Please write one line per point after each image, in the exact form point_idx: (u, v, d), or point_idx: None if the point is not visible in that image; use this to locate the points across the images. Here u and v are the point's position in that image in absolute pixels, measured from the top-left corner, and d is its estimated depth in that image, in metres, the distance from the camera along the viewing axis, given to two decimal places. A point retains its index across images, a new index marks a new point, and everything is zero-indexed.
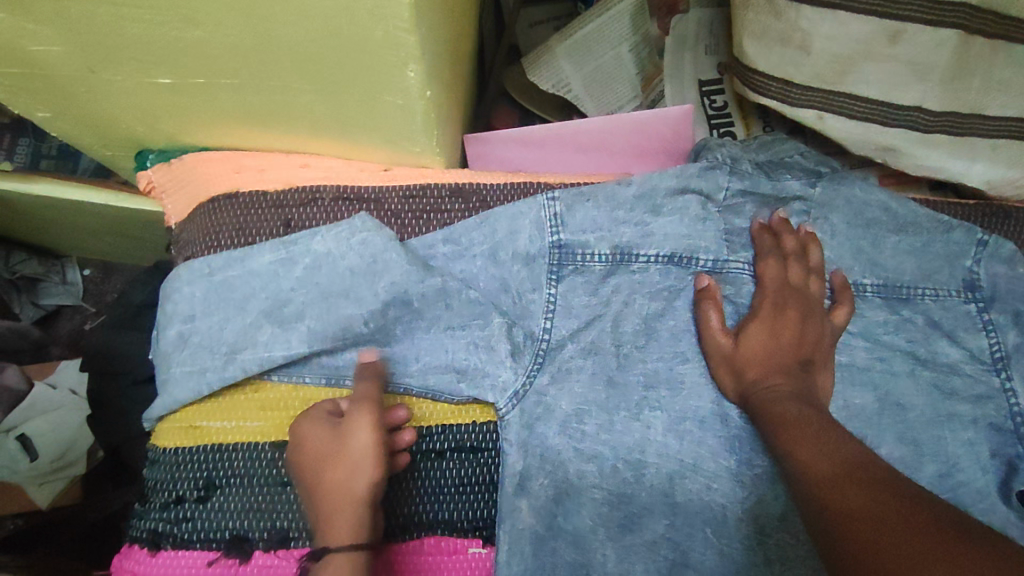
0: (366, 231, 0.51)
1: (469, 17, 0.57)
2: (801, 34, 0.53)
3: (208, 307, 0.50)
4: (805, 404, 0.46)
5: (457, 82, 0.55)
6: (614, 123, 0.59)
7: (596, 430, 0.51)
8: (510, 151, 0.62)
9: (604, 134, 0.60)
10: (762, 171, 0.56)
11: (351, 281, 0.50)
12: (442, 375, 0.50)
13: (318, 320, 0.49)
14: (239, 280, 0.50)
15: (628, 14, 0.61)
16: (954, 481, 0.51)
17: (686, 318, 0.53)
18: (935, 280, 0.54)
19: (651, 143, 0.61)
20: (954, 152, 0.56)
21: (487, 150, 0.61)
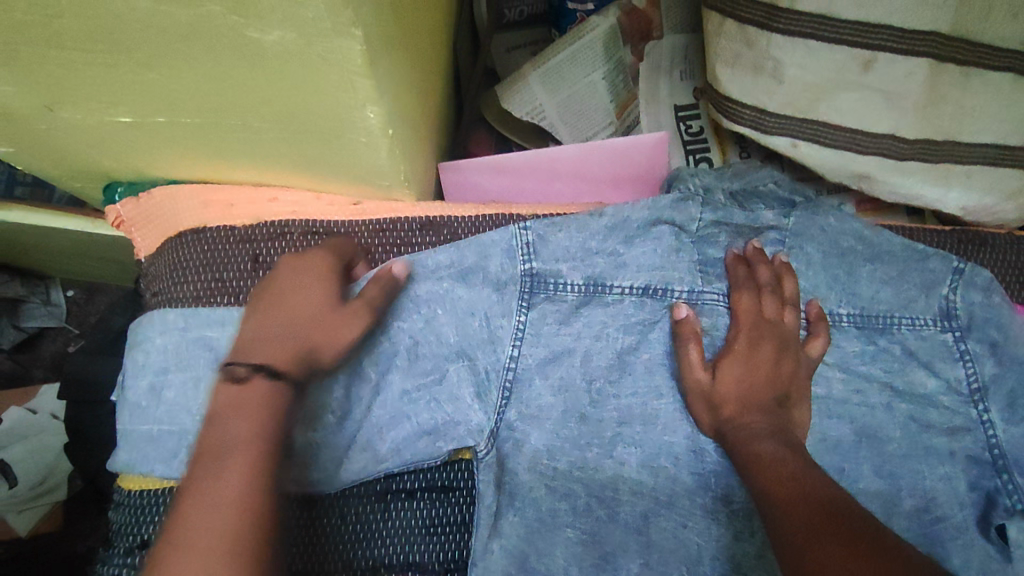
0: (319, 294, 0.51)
1: (439, 47, 0.56)
2: (773, 62, 0.52)
3: (168, 361, 0.51)
4: (785, 445, 0.45)
5: (427, 113, 0.54)
6: (586, 151, 0.59)
7: (568, 466, 0.51)
8: (483, 179, 0.61)
9: (577, 162, 0.60)
10: (736, 201, 0.56)
11: None
12: (413, 441, 0.50)
13: None
14: (200, 331, 0.51)
15: (602, 41, 0.61)
16: (931, 516, 0.50)
17: (661, 350, 0.52)
18: (912, 309, 0.54)
19: (626, 170, 0.61)
20: (929, 178, 0.55)
21: (461, 178, 0.61)
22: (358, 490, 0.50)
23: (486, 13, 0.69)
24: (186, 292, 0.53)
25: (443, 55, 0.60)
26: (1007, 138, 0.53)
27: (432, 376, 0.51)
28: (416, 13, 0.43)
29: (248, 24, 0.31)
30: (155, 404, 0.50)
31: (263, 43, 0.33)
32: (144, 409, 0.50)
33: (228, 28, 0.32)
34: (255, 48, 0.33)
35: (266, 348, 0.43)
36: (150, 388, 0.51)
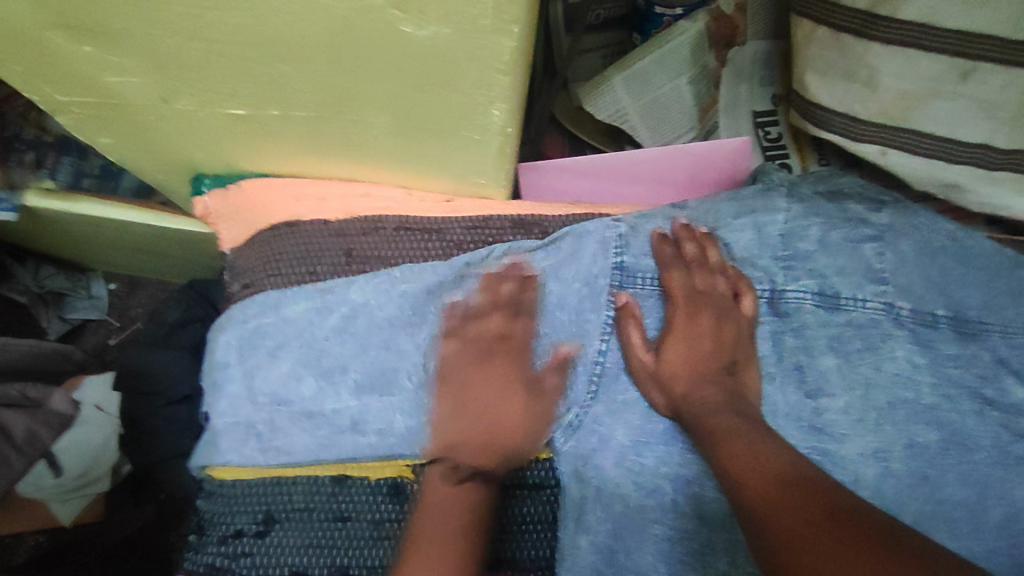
0: (404, 284, 0.51)
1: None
2: (868, 70, 0.53)
3: (243, 354, 0.51)
4: (736, 414, 0.45)
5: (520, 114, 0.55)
6: (674, 152, 0.59)
7: (656, 463, 0.49)
8: (562, 180, 0.62)
9: (660, 164, 0.60)
10: (824, 197, 0.55)
11: (389, 332, 0.50)
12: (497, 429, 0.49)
13: (363, 372, 0.50)
14: (272, 327, 0.51)
15: (689, 46, 0.60)
16: (1021, 527, 0.49)
17: (769, 350, 0.52)
18: (1004, 317, 0.53)
19: (706, 172, 0.61)
20: (1021, 191, 0.55)
21: (541, 179, 0.62)
22: None
23: (563, 13, 0.68)
24: (277, 284, 0.54)
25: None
26: None
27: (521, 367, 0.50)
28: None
29: (406, 19, 0.33)
30: (230, 396, 0.51)
31: (415, 39, 0.34)
32: (225, 394, 0.51)
33: (386, 23, 0.33)
34: (404, 43, 0.34)
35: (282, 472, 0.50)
36: (226, 379, 0.51)
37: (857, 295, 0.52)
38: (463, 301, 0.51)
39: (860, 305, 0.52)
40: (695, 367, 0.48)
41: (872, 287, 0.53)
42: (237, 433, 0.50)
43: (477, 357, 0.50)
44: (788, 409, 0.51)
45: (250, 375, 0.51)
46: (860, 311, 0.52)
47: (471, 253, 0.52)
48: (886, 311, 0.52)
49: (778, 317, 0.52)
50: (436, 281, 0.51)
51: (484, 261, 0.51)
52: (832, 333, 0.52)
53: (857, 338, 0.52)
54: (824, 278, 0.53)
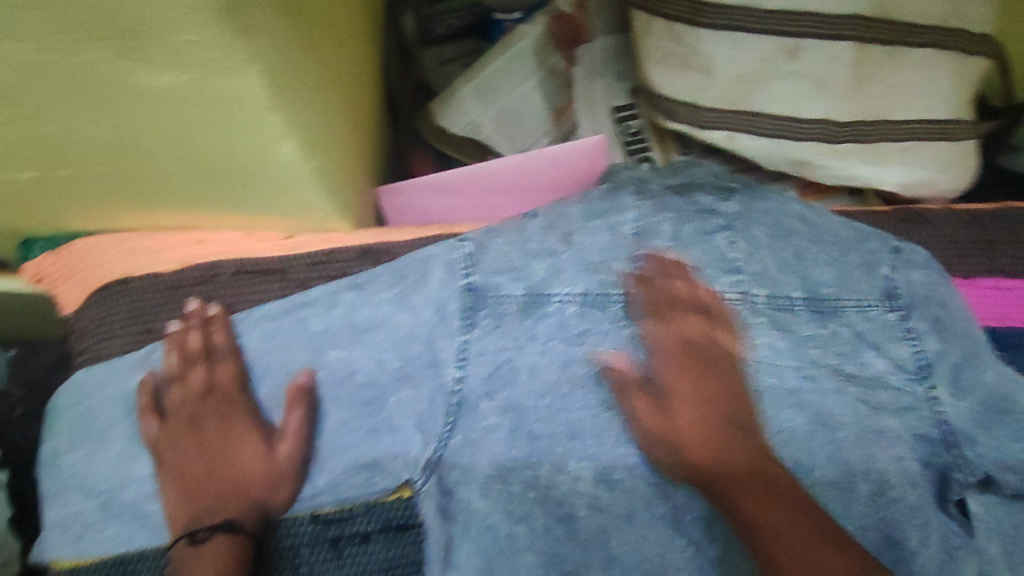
0: (245, 335, 0.49)
1: (361, 67, 0.54)
2: (702, 57, 0.52)
3: (76, 439, 0.48)
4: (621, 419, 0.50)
5: (355, 138, 0.52)
6: (528, 162, 0.58)
7: (522, 488, 0.49)
8: (425, 201, 0.61)
9: (518, 175, 0.59)
10: (676, 192, 0.55)
11: (237, 389, 0.49)
12: (351, 477, 0.48)
13: (206, 437, 0.48)
14: (102, 406, 0.48)
15: (532, 51, 0.60)
16: (887, 499, 0.49)
17: (632, 355, 0.52)
18: (859, 291, 0.53)
19: (568, 174, 0.60)
20: (868, 160, 0.57)
21: (401, 203, 0.61)
22: (304, 536, 0.48)
23: (415, 27, 0.68)
24: (114, 347, 0.50)
25: (369, 75, 0.58)
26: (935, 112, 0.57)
27: (374, 405, 0.50)
28: (327, 38, 0.41)
29: (138, 68, 0.30)
30: (62, 488, 0.47)
31: (157, 87, 0.31)
32: (58, 489, 0.47)
33: (118, 73, 0.30)
34: (147, 92, 0.32)
35: (229, 500, 0.47)
36: (57, 472, 0.48)
37: (714, 289, 0.52)
38: (309, 342, 0.49)
39: (716, 298, 0.52)
40: (559, 380, 0.50)
41: (725, 278, 0.53)
42: (72, 526, 0.46)
43: (328, 399, 0.50)
44: (656, 412, 0.51)
45: (88, 459, 0.47)
46: (716, 305, 0.52)
47: (313, 292, 0.50)
48: (744, 302, 0.52)
49: (636, 321, 0.52)
50: (278, 326, 0.50)
51: (325, 300, 0.50)
52: (691, 330, 0.52)
53: (717, 330, 0.52)
54: (677, 275, 0.52)
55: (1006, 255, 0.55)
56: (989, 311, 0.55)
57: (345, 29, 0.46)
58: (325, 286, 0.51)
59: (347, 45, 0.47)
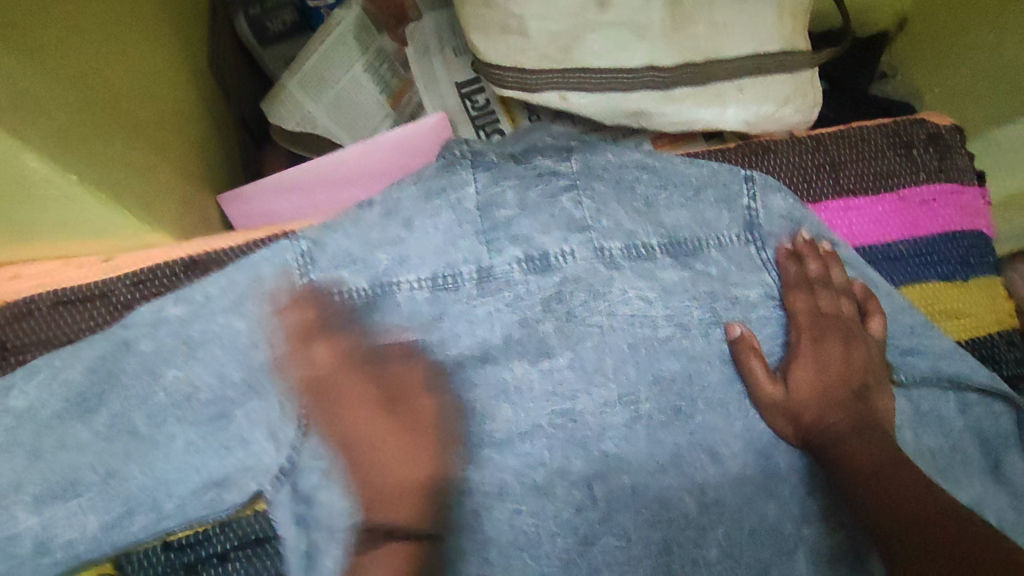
0: (65, 369, 0.46)
1: (152, 69, 0.50)
2: (516, 19, 0.52)
3: None
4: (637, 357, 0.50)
5: (155, 142, 0.49)
6: (369, 149, 0.57)
7: (387, 481, 0.47)
8: (275, 201, 0.59)
9: (363, 165, 0.58)
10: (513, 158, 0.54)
11: (61, 426, 0.45)
12: (198, 500, 0.45)
13: (39, 482, 0.43)
14: None
15: (352, 35, 0.59)
16: (757, 431, 0.50)
17: (491, 329, 0.50)
18: (713, 226, 0.53)
19: (399, 160, 0.58)
20: (703, 102, 0.56)
21: (249, 207, 0.59)
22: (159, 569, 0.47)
23: (249, 29, 0.66)
24: None
25: (178, 75, 0.55)
26: (764, 46, 0.56)
27: (221, 422, 0.46)
28: (65, 30, 0.38)
29: None
30: None
31: None
32: None
33: None
34: None
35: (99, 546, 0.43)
36: None
37: (564, 249, 0.51)
38: (140, 364, 0.46)
39: (570, 259, 0.51)
40: (417, 368, 0.49)
41: (577, 236, 0.51)
42: None
43: (170, 423, 0.46)
44: (519, 382, 0.49)
45: None
46: (571, 266, 0.51)
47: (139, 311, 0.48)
48: (600, 257, 0.51)
49: (489, 295, 0.50)
50: (103, 355, 0.47)
51: (150, 318, 0.48)
52: (546, 296, 0.50)
53: (577, 289, 0.50)
54: (527, 241, 0.51)
55: (850, 174, 0.56)
56: (840, 230, 0.55)
57: (99, 29, 0.42)
58: (151, 303, 0.49)
59: (114, 39, 0.44)
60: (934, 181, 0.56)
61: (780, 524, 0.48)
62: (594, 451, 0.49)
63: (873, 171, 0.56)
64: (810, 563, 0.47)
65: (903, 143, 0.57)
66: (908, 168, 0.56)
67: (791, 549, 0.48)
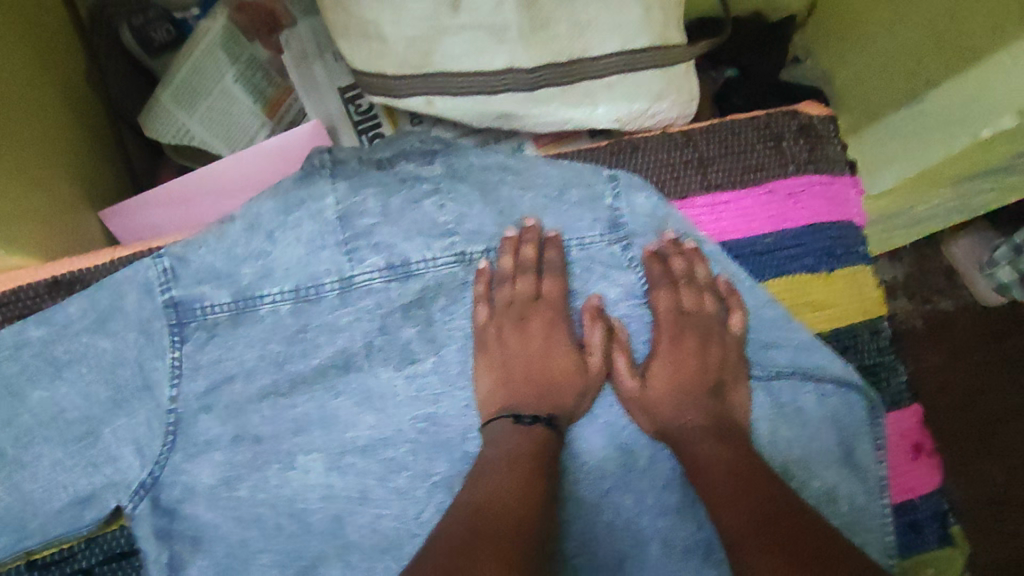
0: None
1: None
2: (372, 26, 0.50)
3: None
4: (500, 365, 0.50)
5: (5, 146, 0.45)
6: (248, 158, 0.57)
7: (251, 492, 0.49)
8: (154, 214, 0.57)
9: (242, 173, 0.57)
10: (376, 163, 0.52)
11: None
12: (66, 514, 0.47)
13: None
14: None
15: (219, 45, 0.58)
16: (617, 426, 0.52)
17: (357, 337, 0.50)
18: (578, 228, 0.53)
19: (270, 164, 0.58)
20: (573, 102, 0.55)
21: (130, 221, 0.57)
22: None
23: (134, 40, 0.63)
24: None
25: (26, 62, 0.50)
26: (634, 41, 0.54)
27: (88, 441, 0.47)
28: None
29: None
30: None
31: None
32: None
33: None
34: None
35: None
36: None
37: (426, 256, 0.51)
38: (3, 388, 0.47)
39: (433, 266, 0.51)
40: (281, 381, 0.50)
41: (439, 243, 0.51)
42: None
43: (38, 442, 0.47)
44: (383, 389, 0.50)
45: None
46: (432, 273, 0.51)
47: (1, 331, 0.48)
48: (460, 262, 0.51)
49: (350, 305, 0.50)
50: None
51: (10, 340, 0.48)
52: (405, 303, 0.50)
53: (439, 295, 0.51)
54: (391, 250, 0.50)
55: (718, 170, 0.55)
56: (709, 227, 0.55)
57: None
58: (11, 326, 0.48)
59: None
60: (803, 172, 0.56)
61: (637, 516, 0.51)
62: (457, 452, 0.50)
63: (741, 166, 0.56)
64: (661, 553, 0.50)
65: (773, 136, 0.57)
66: (777, 161, 0.56)
67: (646, 540, 0.50)
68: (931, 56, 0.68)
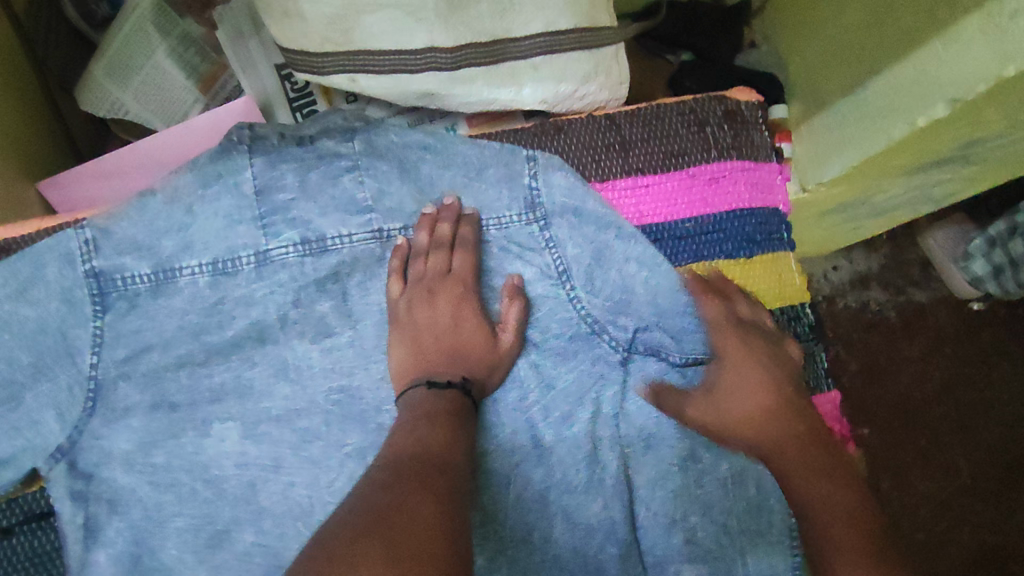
0: None
1: None
2: (292, 4, 0.51)
3: None
4: (410, 341, 0.50)
5: None
6: (183, 133, 0.57)
7: (167, 458, 0.50)
8: (89, 183, 0.58)
9: (177, 148, 0.58)
10: (292, 139, 0.52)
11: None
12: None
13: None
14: None
15: (149, 21, 0.59)
16: (528, 402, 0.52)
17: (274, 309, 0.51)
18: (496, 207, 0.53)
19: (192, 139, 0.58)
20: (496, 82, 0.56)
21: (68, 192, 0.58)
22: None
23: (77, 14, 0.63)
24: None
25: None
26: (558, 23, 0.55)
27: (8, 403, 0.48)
28: None
29: None
30: None
31: None
32: None
33: None
34: None
35: None
36: None
37: (342, 232, 0.52)
38: None
39: (349, 242, 0.52)
40: (198, 351, 0.51)
41: (355, 219, 0.52)
42: None
43: None
44: (298, 361, 0.51)
45: None
46: (348, 248, 0.52)
47: None
48: (377, 239, 0.52)
49: (266, 278, 0.51)
50: None
51: None
52: (320, 277, 0.51)
53: (355, 271, 0.52)
54: (306, 225, 0.51)
55: (639, 154, 0.56)
56: (628, 210, 0.56)
57: None
58: None
59: None
60: (725, 158, 0.57)
61: (546, 490, 0.52)
62: (370, 424, 0.51)
63: (663, 151, 0.56)
64: (566, 529, 0.51)
65: (698, 121, 0.57)
66: (700, 147, 0.56)
67: (552, 514, 0.51)
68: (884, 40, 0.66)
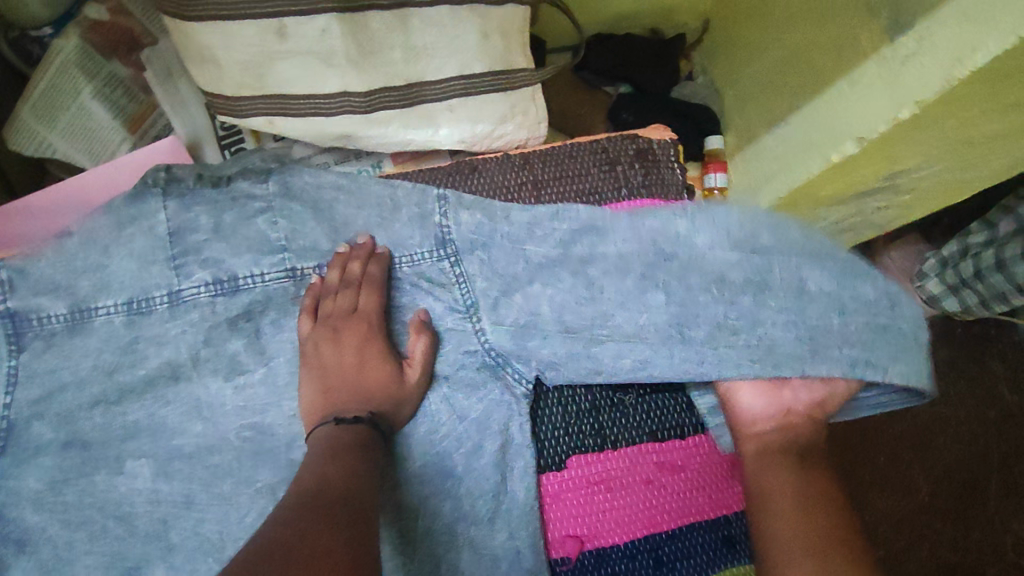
0: None
1: None
2: (207, 51, 0.52)
3: None
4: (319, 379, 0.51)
5: None
6: (112, 171, 0.59)
7: (79, 497, 0.51)
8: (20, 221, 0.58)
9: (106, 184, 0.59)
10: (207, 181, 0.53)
11: None
12: None
13: None
14: None
15: (75, 62, 0.60)
16: (438, 436, 0.54)
17: (188, 348, 0.52)
18: (408, 245, 0.54)
19: (117, 175, 0.59)
20: (412, 124, 0.57)
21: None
22: None
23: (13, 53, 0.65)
24: None
25: None
26: (471, 68, 0.56)
27: None
28: None
29: None
30: None
31: None
32: None
33: None
34: None
35: None
36: None
37: (255, 271, 0.53)
38: None
39: (262, 281, 0.53)
40: (112, 390, 0.52)
41: (268, 259, 0.53)
42: None
43: None
44: (212, 399, 0.52)
45: None
46: (260, 287, 0.53)
47: None
48: (290, 277, 0.54)
49: (180, 317, 0.52)
50: None
51: None
52: (234, 315, 0.53)
53: (268, 309, 0.54)
54: (219, 265, 0.53)
55: (551, 193, 0.57)
56: None
57: None
58: None
59: None
60: (635, 197, 0.58)
61: (454, 522, 0.53)
62: (282, 459, 0.52)
63: (575, 190, 0.58)
64: (473, 558, 0.53)
65: (609, 160, 0.59)
66: (610, 186, 0.58)
67: (460, 545, 0.53)
68: (802, 79, 0.69)
